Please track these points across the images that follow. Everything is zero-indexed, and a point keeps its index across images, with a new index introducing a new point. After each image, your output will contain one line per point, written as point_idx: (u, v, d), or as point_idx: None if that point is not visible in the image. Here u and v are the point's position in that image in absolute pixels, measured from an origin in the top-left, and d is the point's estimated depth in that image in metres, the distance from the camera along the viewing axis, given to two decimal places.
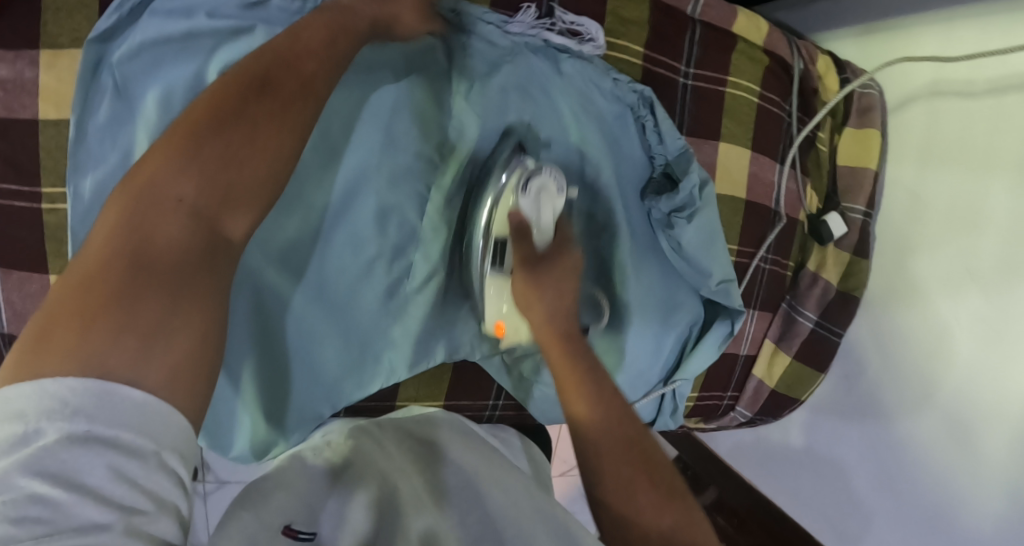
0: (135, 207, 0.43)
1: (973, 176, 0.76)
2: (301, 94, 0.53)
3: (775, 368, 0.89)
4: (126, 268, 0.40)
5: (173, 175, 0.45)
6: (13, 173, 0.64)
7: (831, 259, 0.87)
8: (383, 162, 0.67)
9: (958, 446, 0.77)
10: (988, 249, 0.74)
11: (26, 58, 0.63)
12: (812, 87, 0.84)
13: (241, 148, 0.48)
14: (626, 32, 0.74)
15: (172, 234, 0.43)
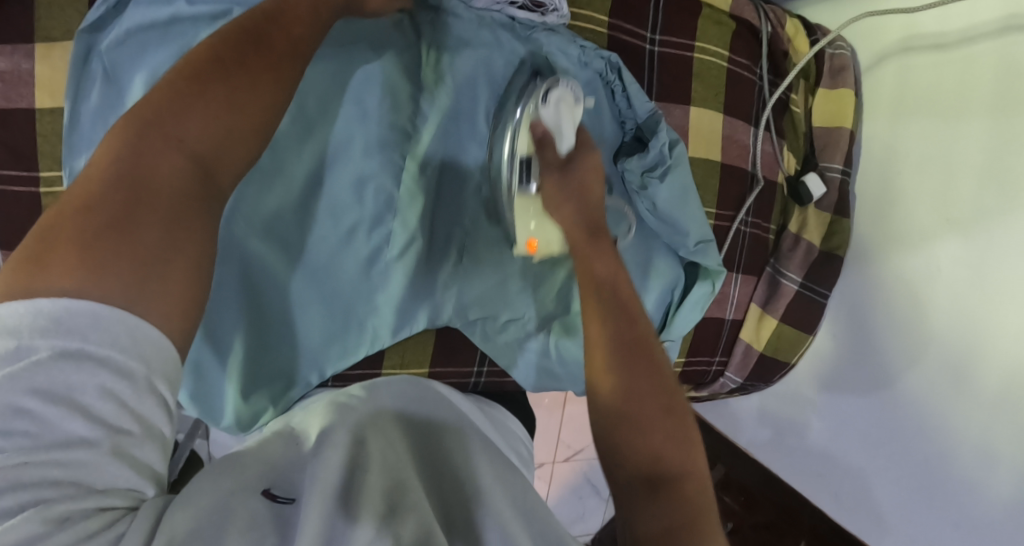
0: (137, 142, 0.46)
1: (944, 124, 0.78)
2: (294, 50, 0.56)
3: (763, 331, 0.89)
4: (127, 199, 0.43)
5: (174, 116, 0.47)
6: (13, 159, 0.69)
7: (812, 220, 0.87)
8: (359, 133, 0.70)
9: (948, 390, 0.78)
10: (964, 192, 0.76)
11: (22, 51, 0.68)
12: (782, 50, 0.85)
13: (240, 93, 0.51)
14: (589, 1, 0.76)
15: (173, 170, 0.46)
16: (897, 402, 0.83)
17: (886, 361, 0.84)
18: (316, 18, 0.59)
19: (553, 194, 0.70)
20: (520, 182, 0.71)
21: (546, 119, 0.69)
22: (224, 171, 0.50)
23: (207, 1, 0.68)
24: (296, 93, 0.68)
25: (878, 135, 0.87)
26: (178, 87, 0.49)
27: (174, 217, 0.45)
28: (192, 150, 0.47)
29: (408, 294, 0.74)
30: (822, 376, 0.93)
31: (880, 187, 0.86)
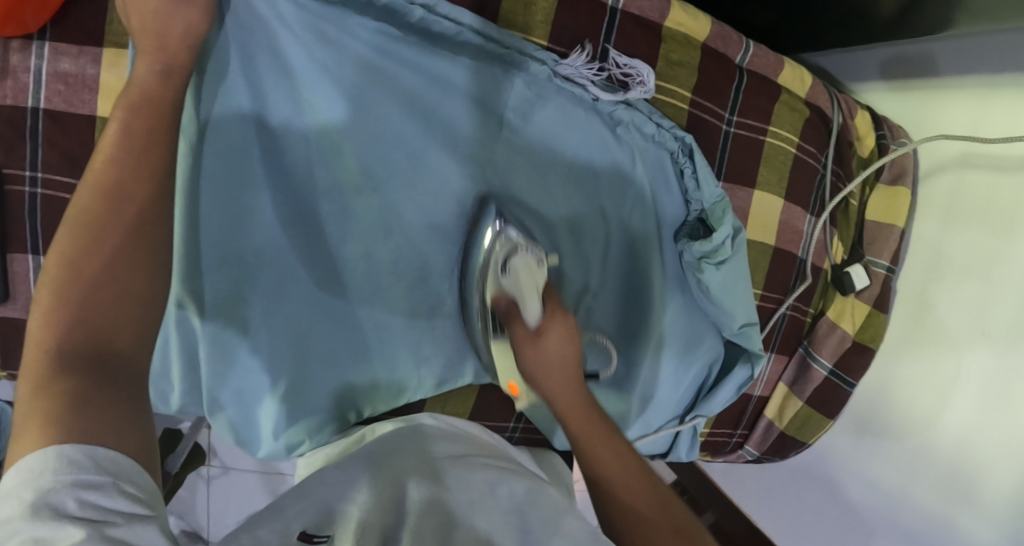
0: (59, 292, 0.46)
1: (996, 239, 0.78)
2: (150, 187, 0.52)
3: (786, 411, 0.91)
4: (53, 352, 0.43)
5: (76, 259, 0.47)
6: (67, 166, 0.65)
7: (850, 309, 0.88)
8: (426, 185, 0.70)
9: (957, 494, 0.80)
10: (1003, 308, 0.77)
11: (89, 55, 0.64)
12: (848, 141, 0.85)
13: (105, 278, 0.47)
14: (675, 75, 0.76)
15: (84, 311, 0.46)
16: (908, 497, 0.85)
17: (899, 454, 0.87)
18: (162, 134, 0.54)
19: (540, 370, 0.71)
20: (493, 327, 0.73)
21: (510, 288, 0.71)
22: (117, 341, 0.46)
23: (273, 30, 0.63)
24: (374, 139, 0.67)
25: (926, 237, 0.89)
26: (43, 309, 0.45)
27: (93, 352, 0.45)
28: (94, 341, 0.45)
29: (456, 348, 0.76)
30: (836, 461, 0.94)
31: (922, 288, 0.87)
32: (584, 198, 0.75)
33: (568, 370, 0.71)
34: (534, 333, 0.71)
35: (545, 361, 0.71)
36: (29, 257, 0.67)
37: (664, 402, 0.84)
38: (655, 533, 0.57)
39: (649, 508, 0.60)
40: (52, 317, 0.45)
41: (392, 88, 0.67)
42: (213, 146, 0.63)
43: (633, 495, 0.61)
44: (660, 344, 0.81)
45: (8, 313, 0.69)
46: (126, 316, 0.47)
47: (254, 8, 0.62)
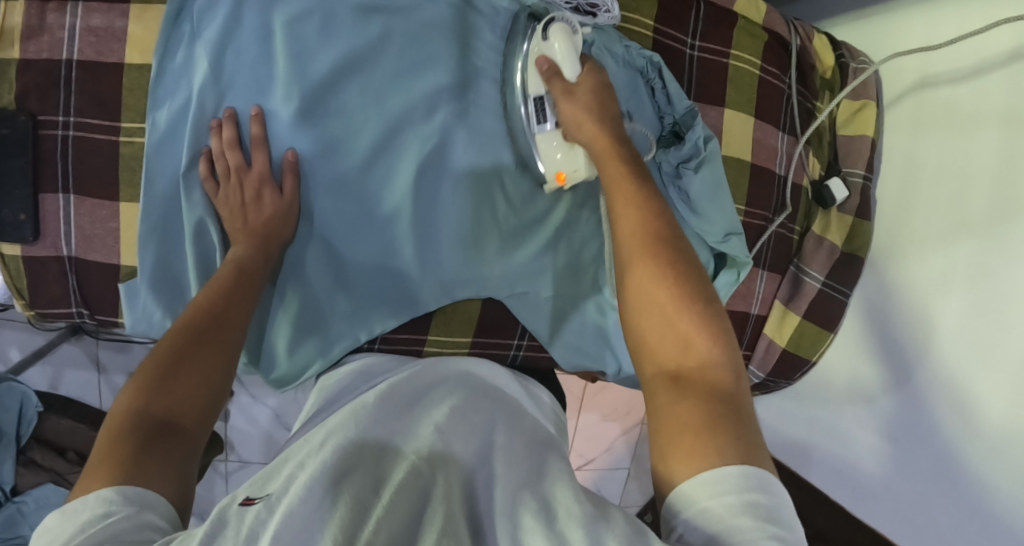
0: (157, 373, 0.58)
1: (960, 135, 0.83)
2: (227, 321, 0.65)
3: (785, 327, 0.98)
4: (137, 420, 0.54)
5: (182, 351, 0.61)
6: (97, 109, 0.73)
7: (834, 225, 0.98)
8: (417, 108, 0.77)
9: (955, 393, 0.81)
10: (979, 199, 0.80)
11: (118, 10, 0.72)
12: (809, 62, 0.93)
13: (180, 371, 0.59)
14: (638, 7, 0.83)
15: (173, 392, 0.57)
16: (910, 402, 0.87)
17: (897, 361, 0.89)
18: (243, 299, 0.68)
19: (578, 117, 0.72)
20: (538, 116, 0.77)
21: (553, 53, 0.73)
22: (183, 418, 0.57)
23: None
24: (366, 66, 0.76)
25: (899, 146, 0.94)
26: (131, 392, 0.57)
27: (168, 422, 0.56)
28: (162, 415, 0.56)
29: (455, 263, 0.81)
30: (843, 374, 0.98)
31: (903, 192, 0.92)
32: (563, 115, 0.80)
33: (600, 98, 0.73)
34: (569, 86, 0.73)
35: (575, 110, 0.72)
36: (60, 196, 0.73)
37: None
38: (658, 289, 0.59)
39: (656, 254, 0.61)
40: (133, 393, 0.56)
41: (386, 21, 0.76)
42: (247, 82, 0.75)
43: (649, 227, 0.63)
44: None
45: (38, 251, 0.74)
46: (194, 402, 0.58)
47: None
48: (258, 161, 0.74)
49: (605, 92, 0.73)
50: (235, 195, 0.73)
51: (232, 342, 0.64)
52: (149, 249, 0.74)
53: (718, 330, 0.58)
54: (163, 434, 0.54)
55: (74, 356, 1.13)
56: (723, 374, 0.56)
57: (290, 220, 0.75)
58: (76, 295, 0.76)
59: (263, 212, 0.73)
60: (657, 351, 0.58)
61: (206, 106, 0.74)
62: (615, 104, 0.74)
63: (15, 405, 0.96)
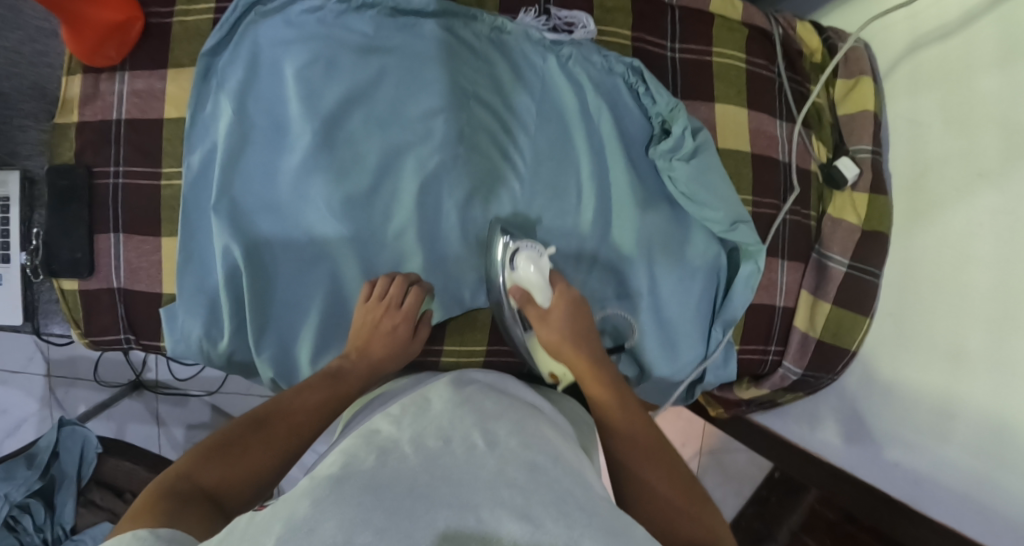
0: (214, 450, 0.65)
1: (957, 88, 0.88)
2: (298, 414, 0.71)
3: (817, 316, 1.00)
4: (180, 483, 0.61)
5: (243, 431, 0.68)
6: (143, 158, 0.83)
7: (850, 204, 0.99)
8: (419, 133, 0.84)
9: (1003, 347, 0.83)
10: (988, 145, 0.85)
11: (158, 75, 0.82)
12: (795, 49, 0.98)
13: (238, 451, 0.66)
14: (613, 20, 0.89)
15: (221, 474, 0.64)
16: (967, 368, 0.87)
17: (933, 319, 0.91)
18: (323, 403, 0.74)
19: (552, 342, 0.80)
20: (521, 323, 0.83)
21: (521, 282, 0.80)
22: (227, 492, 0.63)
23: (285, 35, 0.83)
24: (370, 99, 0.84)
25: (901, 114, 0.97)
26: (190, 458, 0.64)
27: (209, 491, 0.61)
28: (214, 485, 0.63)
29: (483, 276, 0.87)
30: (884, 351, 0.98)
31: (915, 156, 0.95)
32: (555, 132, 0.87)
33: (573, 317, 0.81)
34: (545, 310, 0.80)
35: (547, 315, 0.80)
36: (110, 235, 0.83)
37: (683, 307, 0.91)
38: (638, 462, 0.72)
39: (650, 456, 0.73)
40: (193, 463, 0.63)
41: (383, 59, 0.84)
42: (270, 124, 0.84)
43: (643, 435, 0.74)
44: (663, 251, 0.90)
45: (92, 285, 0.83)
46: (247, 484, 0.65)
47: (273, 24, 0.83)
48: (407, 305, 0.81)
49: (578, 308, 0.81)
50: (385, 342, 0.81)
51: (292, 437, 0.70)
52: (187, 275, 0.83)
53: (698, 495, 0.70)
54: (206, 499, 0.60)
55: (136, 411, 1.23)
56: (698, 525, 0.66)
57: (405, 357, 0.83)
58: (123, 322, 0.84)
59: (386, 339, 0.81)
60: (652, 500, 0.69)
61: (233, 150, 0.83)
62: (587, 317, 0.82)
63: (76, 447, 1.03)
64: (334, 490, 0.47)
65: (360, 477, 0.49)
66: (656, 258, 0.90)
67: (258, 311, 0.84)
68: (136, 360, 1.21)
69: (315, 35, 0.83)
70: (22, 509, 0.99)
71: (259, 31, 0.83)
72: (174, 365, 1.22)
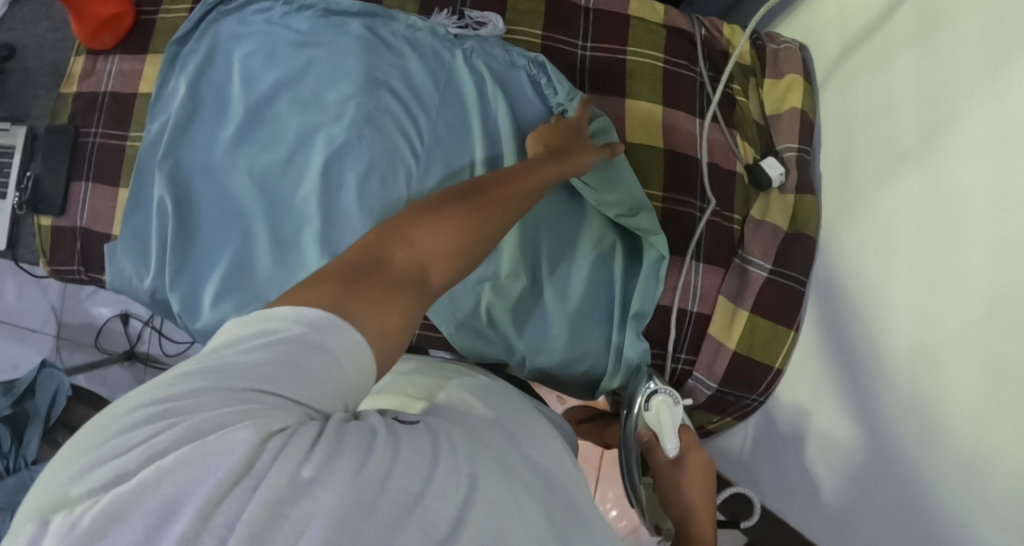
0: (387, 232, 0.55)
1: (881, 73, 0.81)
2: (502, 198, 0.62)
3: (736, 327, 0.92)
4: (349, 272, 0.50)
5: (416, 214, 0.57)
6: (117, 123, 1.00)
7: (775, 205, 0.93)
8: (335, 108, 0.92)
9: (925, 350, 0.70)
10: (909, 124, 0.76)
11: (140, 59, 1.01)
12: (718, 50, 0.99)
13: (444, 228, 0.56)
14: (524, 20, 0.98)
15: (424, 254, 0.54)
16: (888, 381, 0.74)
17: (862, 323, 0.80)
18: (513, 197, 0.63)
19: (692, 468, 0.87)
20: (633, 464, 0.90)
21: (655, 427, 0.88)
22: (400, 271, 0.53)
23: (238, 30, 0.99)
24: (299, 82, 0.95)
25: (832, 108, 0.91)
26: (370, 241, 0.54)
27: (405, 282, 0.52)
28: (419, 259, 0.54)
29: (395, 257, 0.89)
30: (817, 367, 0.86)
31: (842, 151, 0.88)
32: (456, 120, 0.93)
33: (705, 481, 0.86)
34: (675, 459, 0.88)
35: (704, 465, 0.88)
36: (82, 183, 0.99)
37: (569, 292, 0.90)
38: None
39: None
40: (366, 244, 0.54)
41: (313, 52, 0.95)
42: (217, 100, 0.97)
43: None
44: (552, 240, 0.90)
45: (61, 223, 0.99)
46: (431, 265, 0.55)
47: (232, 20, 0.99)
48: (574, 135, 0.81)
49: (709, 467, 0.88)
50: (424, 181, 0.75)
51: (491, 224, 0.60)
52: (131, 219, 0.95)
53: None
54: (371, 271, 0.51)
55: (125, 382, 1.33)
56: None
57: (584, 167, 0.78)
58: (78, 255, 0.98)
59: (556, 167, 0.73)
60: None
61: (183, 119, 0.96)
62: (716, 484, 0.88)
63: (51, 389, 1.16)
64: (468, 451, 0.48)
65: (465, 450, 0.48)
66: (546, 245, 0.90)
67: (179, 254, 0.94)
68: (133, 332, 1.34)
69: (261, 30, 0.98)
70: None
71: (221, 25, 0.99)
72: (165, 341, 1.34)
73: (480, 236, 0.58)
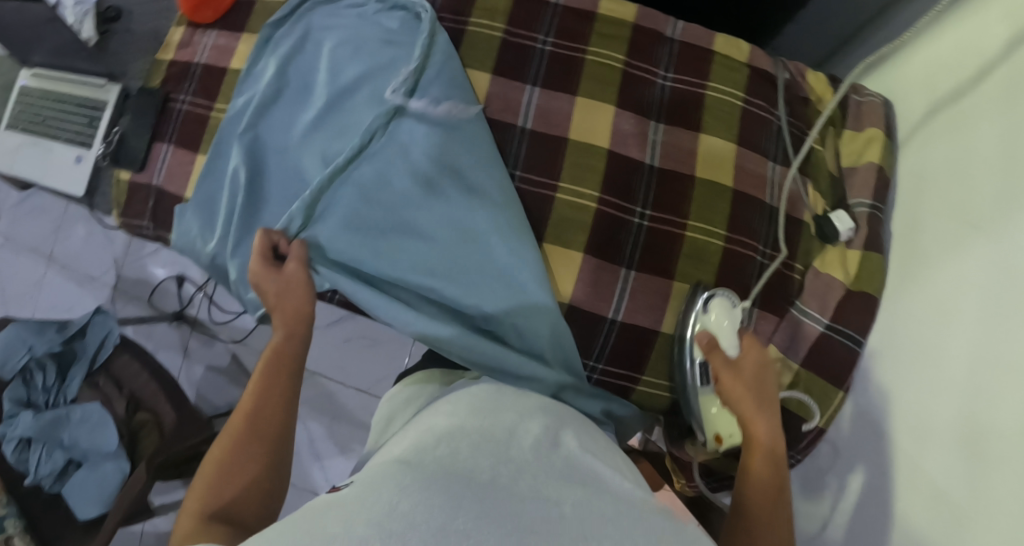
0: (218, 454, 0.70)
1: (964, 136, 0.78)
2: (269, 387, 0.75)
3: (782, 379, 0.89)
4: (201, 501, 0.66)
5: (225, 435, 0.72)
6: (206, 93, 1.04)
7: (840, 260, 0.91)
8: (411, 104, 0.94)
9: (977, 429, 0.67)
10: (987, 193, 0.73)
11: (235, 36, 1.05)
12: (800, 95, 0.98)
13: (249, 442, 0.71)
14: (608, 43, 0.98)
15: (233, 477, 0.68)
16: (930, 456, 0.72)
17: (912, 393, 0.77)
18: (280, 375, 0.77)
19: (737, 391, 0.77)
20: (702, 377, 0.86)
21: (711, 328, 0.82)
22: (242, 512, 0.67)
23: (330, 20, 1.02)
24: (380, 76, 0.97)
25: (910, 169, 0.89)
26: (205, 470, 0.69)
27: (224, 474, 0.69)
28: (225, 475, 0.69)
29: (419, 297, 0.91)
30: (862, 430, 0.84)
31: (913, 213, 0.86)
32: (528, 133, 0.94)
33: (762, 382, 0.78)
34: (733, 360, 0.79)
35: (755, 349, 0.80)
36: (164, 145, 1.03)
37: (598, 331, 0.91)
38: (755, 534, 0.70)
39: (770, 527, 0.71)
40: (201, 499, 0.66)
41: (398, 49, 0.98)
42: (301, 84, 1.01)
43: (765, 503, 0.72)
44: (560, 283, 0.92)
45: (138, 179, 1.03)
46: (239, 477, 0.69)
47: (327, 11, 1.03)
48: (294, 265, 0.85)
49: (767, 362, 0.80)
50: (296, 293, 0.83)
51: (254, 418, 0.73)
52: (204, 185, 0.99)
53: None
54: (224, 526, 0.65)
55: (170, 340, 1.38)
56: None
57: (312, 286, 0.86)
58: (149, 212, 1.02)
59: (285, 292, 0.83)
60: None
61: (267, 98, 1.00)
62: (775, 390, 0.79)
63: (101, 334, 1.19)
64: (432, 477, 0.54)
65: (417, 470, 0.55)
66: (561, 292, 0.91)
67: (244, 225, 0.96)
68: (185, 295, 1.39)
69: (352, 23, 1.01)
70: (39, 367, 1.17)
71: (315, 15, 1.03)
72: (214, 309, 1.37)
73: (281, 440, 0.73)
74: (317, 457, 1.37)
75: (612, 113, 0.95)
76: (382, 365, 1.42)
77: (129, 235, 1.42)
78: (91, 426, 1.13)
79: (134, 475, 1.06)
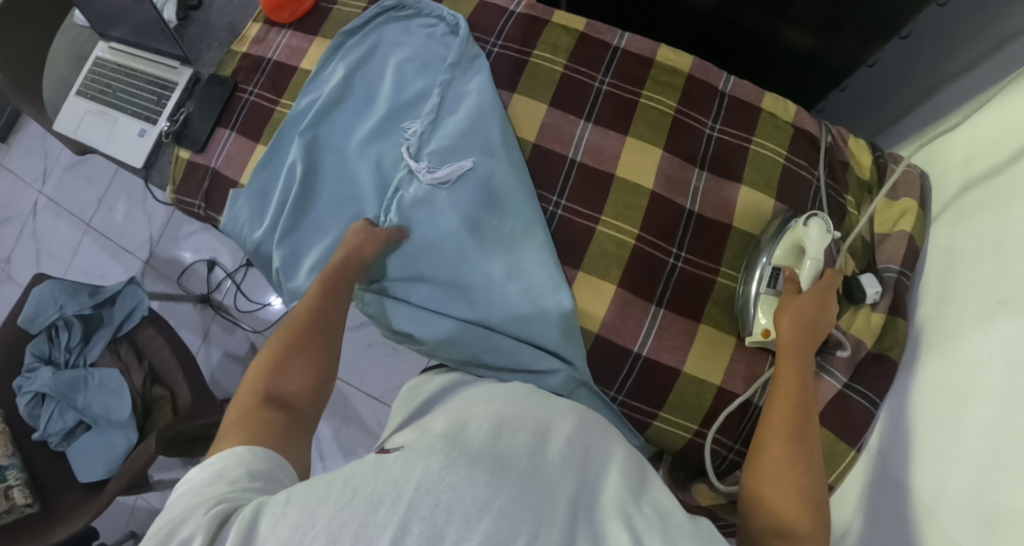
0: (278, 344, 0.78)
1: (999, 213, 0.81)
2: (333, 298, 0.84)
3: None
4: (259, 387, 0.73)
5: (287, 326, 0.81)
6: (274, 88, 1.08)
7: (863, 321, 0.93)
8: (470, 122, 0.98)
9: (989, 498, 0.69)
10: (1015, 272, 0.76)
11: (308, 39, 1.10)
12: (840, 159, 1.01)
13: (308, 338, 0.79)
14: (663, 90, 1.02)
15: (289, 368, 0.76)
16: (939, 521, 0.73)
17: (927, 457, 0.79)
18: (339, 289, 0.86)
19: (791, 308, 0.85)
20: (769, 282, 0.90)
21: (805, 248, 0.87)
22: (297, 398, 0.73)
23: (402, 35, 1.07)
24: (443, 92, 1.01)
25: (941, 242, 0.92)
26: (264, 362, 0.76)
27: (278, 368, 0.75)
28: (281, 368, 0.76)
29: (440, 299, 0.94)
30: (871, 492, 0.85)
31: (941, 284, 0.88)
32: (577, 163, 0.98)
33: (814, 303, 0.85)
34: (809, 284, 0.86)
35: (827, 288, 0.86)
36: (227, 131, 1.07)
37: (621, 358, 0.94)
38: (771, 436, 0.75)
39: (790, 432, 0.75)
40: (259, 381, 0.74)
41: (464, 70, 1.02)
42: (366, 91, 1.06)
43: (790, 417, 0.77)
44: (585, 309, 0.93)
45: (197, 159, 1.07)
46: (296, 365, 0.76)
47: (399, 26, 1.08)
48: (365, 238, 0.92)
49: (829, 298, 0.86)
50: (355, 237, 0.91)
51: (314, 318, 0.81)
52: (260, 174, 1.02)
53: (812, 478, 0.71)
54: (279, 406, 0.71)
55: (193, 322, 1.41)
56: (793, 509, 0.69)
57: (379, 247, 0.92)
58: (203, 192, 1.06)
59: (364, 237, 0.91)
60: (770, 466, 0.73)
61: (332, 99, 1.04)
62: (826, 317, 0.85)
63: (131, 303, 1.20)
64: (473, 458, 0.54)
65: (469, 450, 0.55)
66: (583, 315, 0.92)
67: (294, 217, 1.00)
68: (214, 280, 1.41)
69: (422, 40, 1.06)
70: (66, 325, 1.18)
71: (387, 29, 1.08)
72: (240, 297, 1.39)
73: (331, 345, 0.80)
74: (320, 455, 1.39)
75: (659, 155, 0.99)
76: (398, 373, 1.43)
77: (169, 215, 1.46)
78: (107, 392, 1.14)
79: (142, 445, 1.06)
